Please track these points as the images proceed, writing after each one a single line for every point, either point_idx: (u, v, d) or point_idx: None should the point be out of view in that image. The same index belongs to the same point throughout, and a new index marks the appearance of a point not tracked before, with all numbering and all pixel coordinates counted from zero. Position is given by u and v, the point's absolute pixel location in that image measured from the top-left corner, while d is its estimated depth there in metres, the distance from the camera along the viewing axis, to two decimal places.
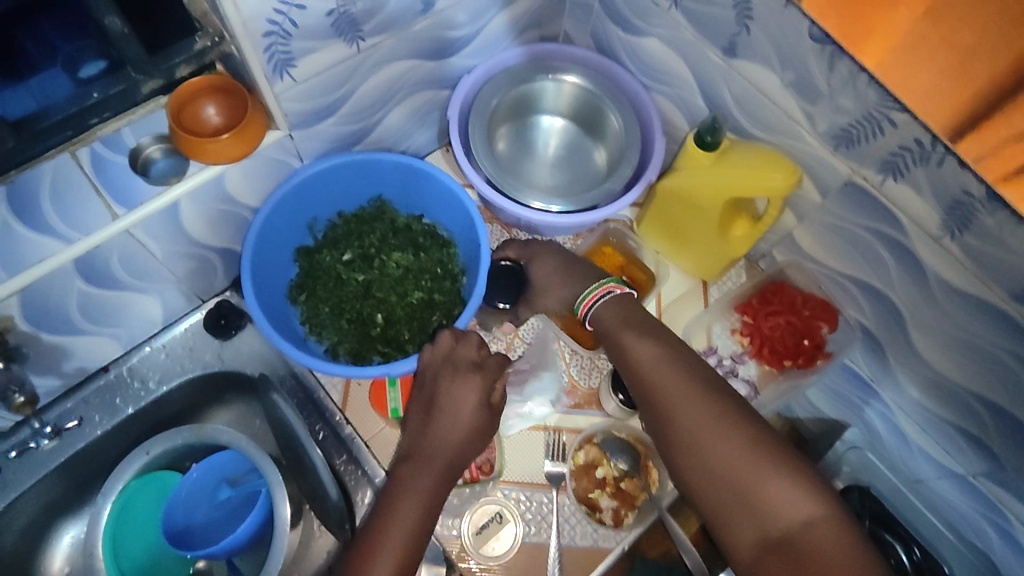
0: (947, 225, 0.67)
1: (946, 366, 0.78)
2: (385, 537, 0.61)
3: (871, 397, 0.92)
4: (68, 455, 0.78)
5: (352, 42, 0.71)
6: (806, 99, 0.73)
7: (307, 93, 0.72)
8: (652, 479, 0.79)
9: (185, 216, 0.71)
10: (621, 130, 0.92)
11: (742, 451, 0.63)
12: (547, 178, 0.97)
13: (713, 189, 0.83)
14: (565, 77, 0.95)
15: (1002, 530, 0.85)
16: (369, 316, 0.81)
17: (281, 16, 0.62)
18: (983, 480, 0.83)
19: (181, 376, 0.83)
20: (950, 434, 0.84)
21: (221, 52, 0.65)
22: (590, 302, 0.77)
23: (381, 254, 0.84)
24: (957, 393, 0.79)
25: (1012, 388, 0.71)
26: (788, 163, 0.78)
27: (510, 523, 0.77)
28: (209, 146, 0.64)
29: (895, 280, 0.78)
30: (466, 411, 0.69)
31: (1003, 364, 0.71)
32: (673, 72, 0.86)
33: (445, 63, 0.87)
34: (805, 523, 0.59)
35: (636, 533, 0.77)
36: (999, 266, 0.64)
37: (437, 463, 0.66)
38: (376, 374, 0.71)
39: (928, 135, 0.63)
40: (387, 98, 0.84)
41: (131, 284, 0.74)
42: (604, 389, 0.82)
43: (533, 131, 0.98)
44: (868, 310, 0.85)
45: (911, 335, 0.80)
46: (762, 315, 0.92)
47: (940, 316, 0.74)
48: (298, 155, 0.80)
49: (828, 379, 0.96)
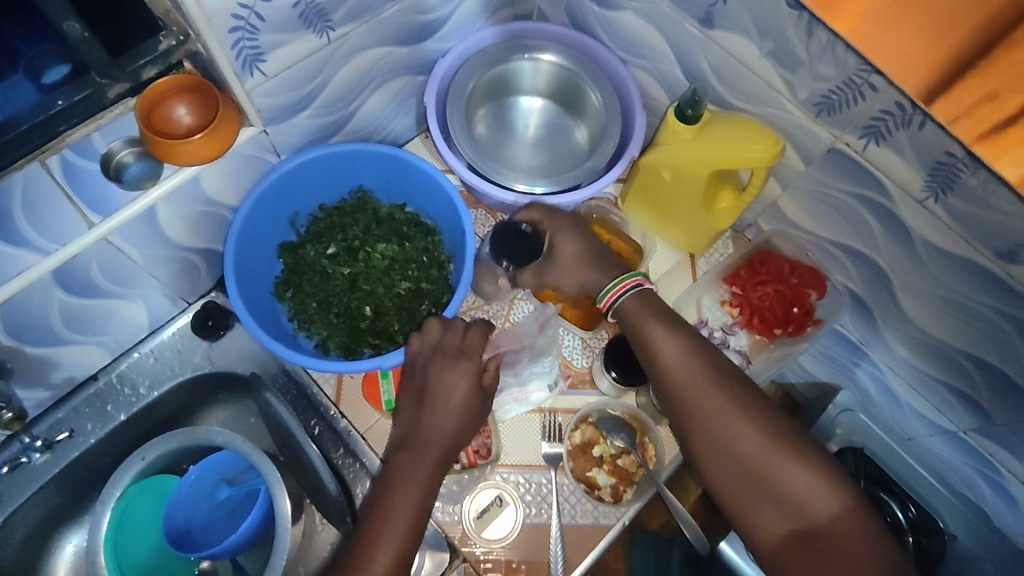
0: (930, 187, 0.66)
1: (935, 326, 0.79)
2: (385, 529, 0.62)
3: (862, 360, 0.93)
4: (64, 465, 0.78)
5: (321, 32, 0.69)
6: (785, 67, 0.72)
7: (279, 88, 0.70)
8: (650, 455, 0.79)
9: (163, 219, 0.71)
10: (601, 107, 0.91)
11: (767, 449, 0.64)
12: (529, 159, 0.96)
13: (697, 163, 0.82)
14: (542, 56, 0.93)
15: (994, 482, 0.87)
16: (357, 309, 0.81)
17: (246, 10, 0.60)
18: (974, 435, 0.84)
19: (172, 380, 0.82)
20: (941, 392, 0.85)
21: (187, 51, 0.63)
22: (618, 294, 0.74)
23: (366, 245, 0.84)
24: (947, 353, 0.80)
25: (999, 345, 0.72)
26: (771, 133, 0.78)
27: (511, 505, 0.77)
28: (182, 148, 0.63)
29: (880, 243, 0.78)
30: (459, 397, 0.68)
31: (991, 322, 0.71)
32: (651, 46, 0.85)
33: (419, 47, 0.85)
34: (828, 517, 0.61)
35: (636, 508, 0.77)
36: (983, 225, 0.64)
37: (433, 452, 0.66)
38: (367, 367, 0.71)
39: (907, 99, 0.62)
40: (362, 87, 0.82)
41: (113, 290, 0.74)
42: (597, 367, 0.82)
43: (512, 112, 0.97)
44: (856, 275, 0.85)
45: (898, 297, 0.80)
46: (750, 285, 0.91)
47: (927, 278, 0.75)
48: (274, 150, 0.79)
49: (819, 344, 0.97)
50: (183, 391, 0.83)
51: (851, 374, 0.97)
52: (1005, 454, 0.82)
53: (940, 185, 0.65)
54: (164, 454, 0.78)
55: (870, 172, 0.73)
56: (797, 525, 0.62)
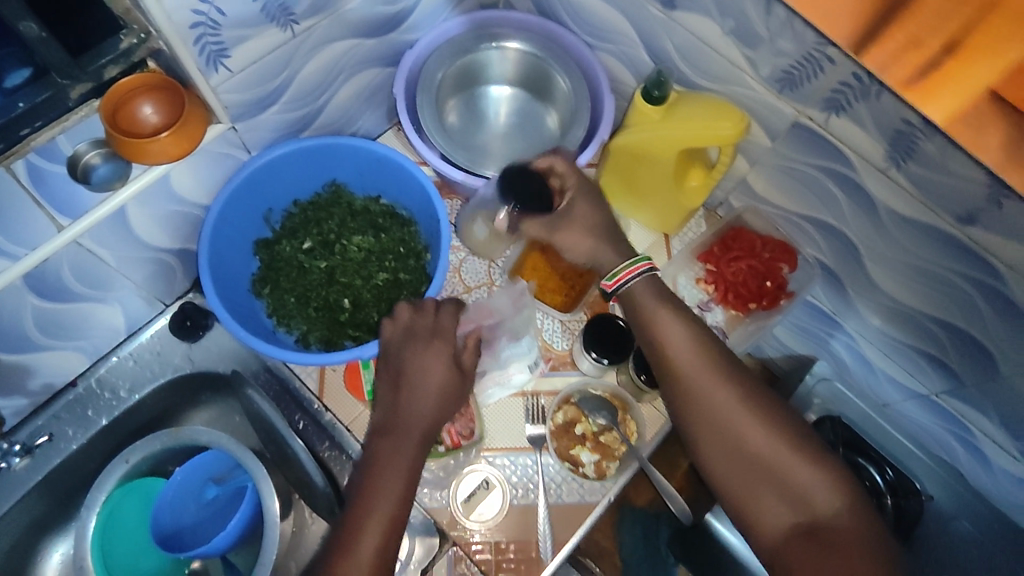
0: (891, 155, 0.68)
1: (903, 293, 0.81)
2: (371, 513, 0.62)
3: (836, 330, 0.95)
4: (46, 472, 0.78)
5: (285, 26, 0.69)
6: (747, 45, 0.73)
7: (245, 84, 0.70)
8: (631, 431, 0.80)
9: (135, 220, 0.71)
10: (569, 91, 0.92)
11: (772, 440, 0.65)
12: (501, 147, 0.96)
13: (666, 143, 0.83)
14: (508, 44, 0.93)
15: (967, 443, 0.90)
16: (336, 302, 0.81)
17: (206, 6, 0.60)
18: (946, 398, 0.87)
19: (153, 382, 0.82)
20: (913, 357, 0.87)
21: (150, 49, 0.63)
22: (628, 275, 0.72)
23: (341, 238, 0.84)
24: (916, 319, 0.82)
25: (964, 307, 0.75)
26: (737, 111, 0.79)
27: (497, 487, 0.78)
28: (150, 147, 0.63)
29: (847, 214, 0.80)
30: (434, 379, 0.69)
31: (955, 286, 0.74)
32: (617, 30, 0.86)
33: (386, 39, 0.85)
34: (832, 510, 0.63)
35: (620, 483, 0.79)
36: (942, 190, 0.66)
37: (413, 436, 0.67)
38: (348, 358, 0.72)
39: (864, 70, 0.64)
40: (330, 81, 0.82)
41: (88, 294, 0.73)
42: (577, 348, 0.84)
43: (483, 101, 0.98)
44: (826, 247, 0.87)
45: (868, 266, 0.82)
46: (725, 261, 0.92)
47: (893, 246, 0.77)
48: (245, 147, 0.78)
49: (795, 317, 0.99)
50: (165, 393, 0.83)
51: (827, 344, 0.99)
52: (977, 414, 0.84)
53: (901, 154, 0.67)
54: (148, 456, 0.78)
55: (834, 144, 0.74)
56: (800, 516, 0.63)
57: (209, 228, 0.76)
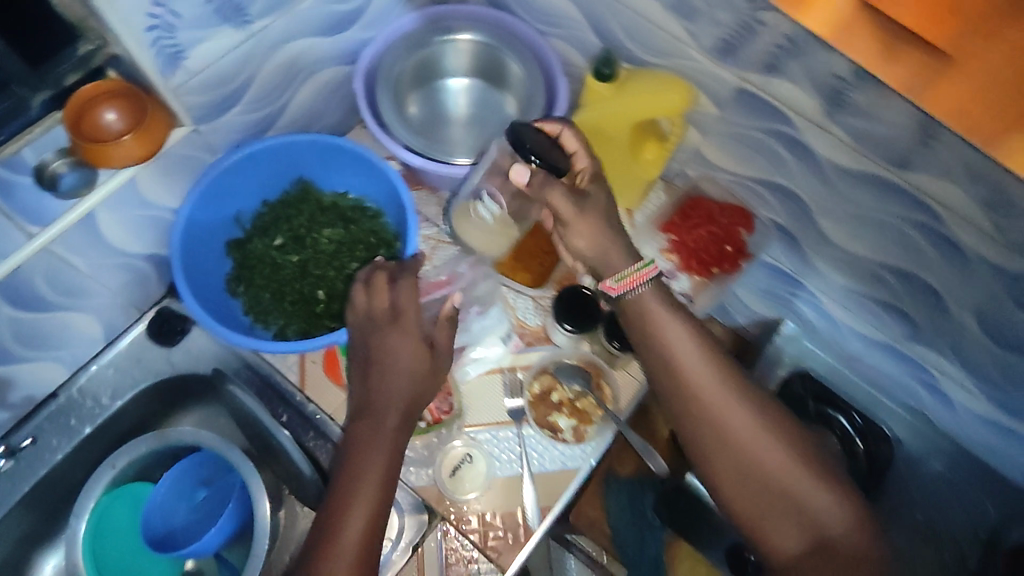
0: (828, 111, 0.72)
1: (854, 245, 0.85)
2: (354, 494, 0.65)
3: (799, 290, 0.99)
4: (32, 482, 0.78)
5: (240, 26, 0.71)
6: (686, 18, 0.77)
7: (205, 85, 0.72)
8: (606, 395, 0.84)
9: (106, 226, 0.72)
10: (524, 76, 0.95)
11: (783, 461, 0.68)
12: (464, 137, 0.99)
13: (620, 119, 0.87)
14: (460, 35, 0.96)
15: (929, 385, 0.94)
16: (311, 294, 0.83)
17: (160, 8, 0.62)
18: (906, 343, 0.91)
19: (133, 390, 0.83)
20: (871, 307, 0.91)
21: (108, 55, 0.66)
22: (638, 278, 0.72)
23: (312, 232, 0.86)
24: (869, 268, 0.86)
25: (911, 252, 0.79)
26: (684, 82, 0.83)
27: (481, 461, 0.80)
28: (114, 151, 0.64)
29: (796, 174, 0.84)
30: (408, 359, 0.71)
31: (899, 231, 0.78)
32: (564, 15, 0.89)
33: (341, 38, 0.87)
34: (837, 526, 0.66)
35: (599, 445, 0.82)
36: (877, 139, 0.70)
37: (393, 418, 0.69)
38: (325, 343, 0.74)
39: (794, 31, 0.67)
40: (289, 80, 0.84)
41: (63, 302, 0.74)
42: (550, 322, 0.86)
43: (444, 91, 1.00)
44: (780, 208, 0.90)
45: (821, 223, 0.86)
46: (685, 229, 0.97)
47: (840, 199, 0.81)
48: (210, 149, 0.80)
49: (760, 280, 1.02)
50: (147, 398, 0.84)
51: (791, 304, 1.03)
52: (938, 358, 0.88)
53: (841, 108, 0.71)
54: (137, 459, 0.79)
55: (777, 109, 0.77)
56: (809, 535, 0.67)
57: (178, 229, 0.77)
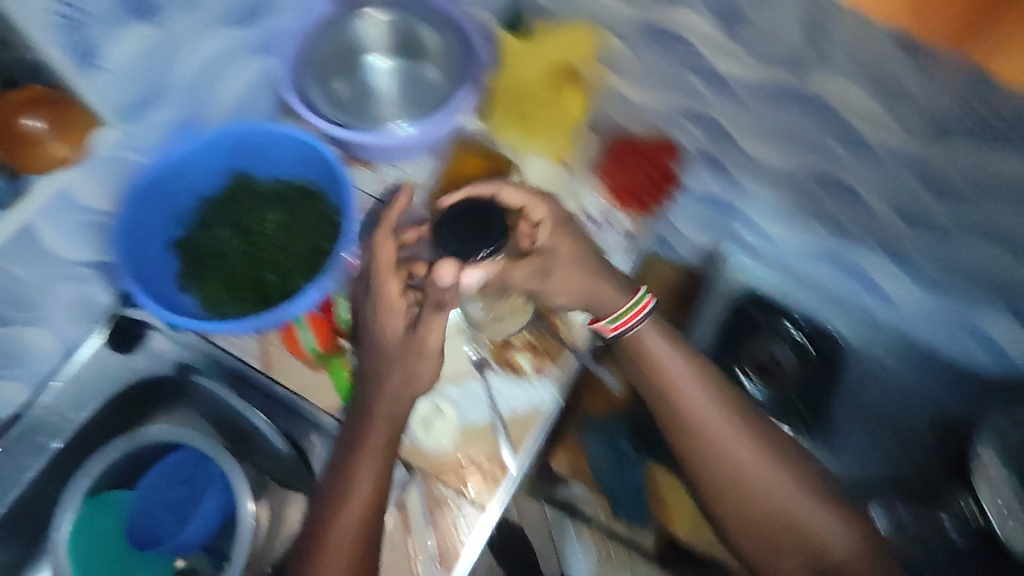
0: (723, 32, 0.76)
1: (771, 156, 0.90)
2: (352, 497, 0.72)
3: (739, 212, 1.03)
4: (11, 502, 0.81)
5: (152, 22, 0.71)
6: None
7: (124, 84, 0.73)
8: (565, 334, 0.87)
9: (41, 233, 0.74)
10: (440, 44, 0.96)
11: (789, 491, 0.81)
12: (395, 113, 0.96)
13: (536, 67, 0.95)
14: (374, 11, 0.96)
15: (864, 282, 1.00)
16: (265, 280, 0.84)
17: (66, 8, 0.62)
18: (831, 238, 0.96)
19: (101, 401, 0.86)
20: (800, 212, 0.96)
21: (21, 62, 0.66)
22: (634, 317, 0.81)
23: (258, 223, 0.87)
24: (788, 176, 0.91)
25: (820, 152, 0.84)
26: (590, 27, 0.89)
27: (449, 413, 0.83)
28: (42, 155, 0.69)
29: (712, 101, 0.87)
30: (389, 328, 0.75)
31: (811, 137, 0.82)
32: None
33: (256, 25, 0.88)
34: (842, 557, 0.79)
35: (563, 380, 0.85)
36: (771, 48, 0.74)
37: (383, 412, 0.74)
38: (280, 317, 0.75)
39: None
40: (211, 73, 0.85)
41: (12, 317, 0.77)
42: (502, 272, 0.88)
43: (368, 69, 0.97)
44: (708, 139, 0.94)
45: (748, 143, 0.90)
46: (614, 164, 1.00)
47: (752, 116, 0.85)
48: (137, 147, 0.81)
49: (695, 206, 1.07)
50: (118, 408, 0.86)
51: (726, 224, 1.07)
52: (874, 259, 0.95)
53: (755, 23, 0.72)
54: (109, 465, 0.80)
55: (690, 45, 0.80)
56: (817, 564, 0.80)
57: (119, 239, 0.79)
